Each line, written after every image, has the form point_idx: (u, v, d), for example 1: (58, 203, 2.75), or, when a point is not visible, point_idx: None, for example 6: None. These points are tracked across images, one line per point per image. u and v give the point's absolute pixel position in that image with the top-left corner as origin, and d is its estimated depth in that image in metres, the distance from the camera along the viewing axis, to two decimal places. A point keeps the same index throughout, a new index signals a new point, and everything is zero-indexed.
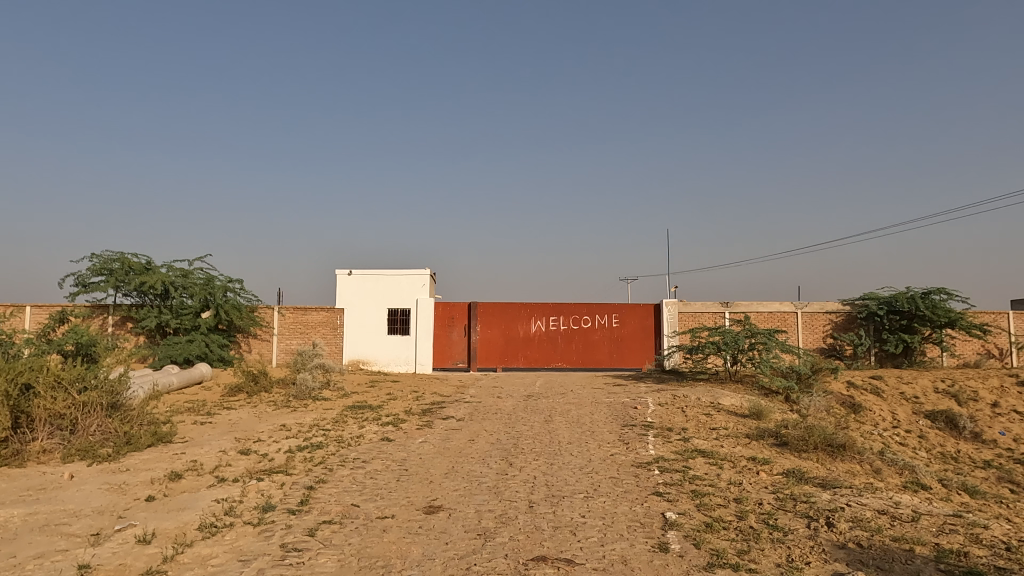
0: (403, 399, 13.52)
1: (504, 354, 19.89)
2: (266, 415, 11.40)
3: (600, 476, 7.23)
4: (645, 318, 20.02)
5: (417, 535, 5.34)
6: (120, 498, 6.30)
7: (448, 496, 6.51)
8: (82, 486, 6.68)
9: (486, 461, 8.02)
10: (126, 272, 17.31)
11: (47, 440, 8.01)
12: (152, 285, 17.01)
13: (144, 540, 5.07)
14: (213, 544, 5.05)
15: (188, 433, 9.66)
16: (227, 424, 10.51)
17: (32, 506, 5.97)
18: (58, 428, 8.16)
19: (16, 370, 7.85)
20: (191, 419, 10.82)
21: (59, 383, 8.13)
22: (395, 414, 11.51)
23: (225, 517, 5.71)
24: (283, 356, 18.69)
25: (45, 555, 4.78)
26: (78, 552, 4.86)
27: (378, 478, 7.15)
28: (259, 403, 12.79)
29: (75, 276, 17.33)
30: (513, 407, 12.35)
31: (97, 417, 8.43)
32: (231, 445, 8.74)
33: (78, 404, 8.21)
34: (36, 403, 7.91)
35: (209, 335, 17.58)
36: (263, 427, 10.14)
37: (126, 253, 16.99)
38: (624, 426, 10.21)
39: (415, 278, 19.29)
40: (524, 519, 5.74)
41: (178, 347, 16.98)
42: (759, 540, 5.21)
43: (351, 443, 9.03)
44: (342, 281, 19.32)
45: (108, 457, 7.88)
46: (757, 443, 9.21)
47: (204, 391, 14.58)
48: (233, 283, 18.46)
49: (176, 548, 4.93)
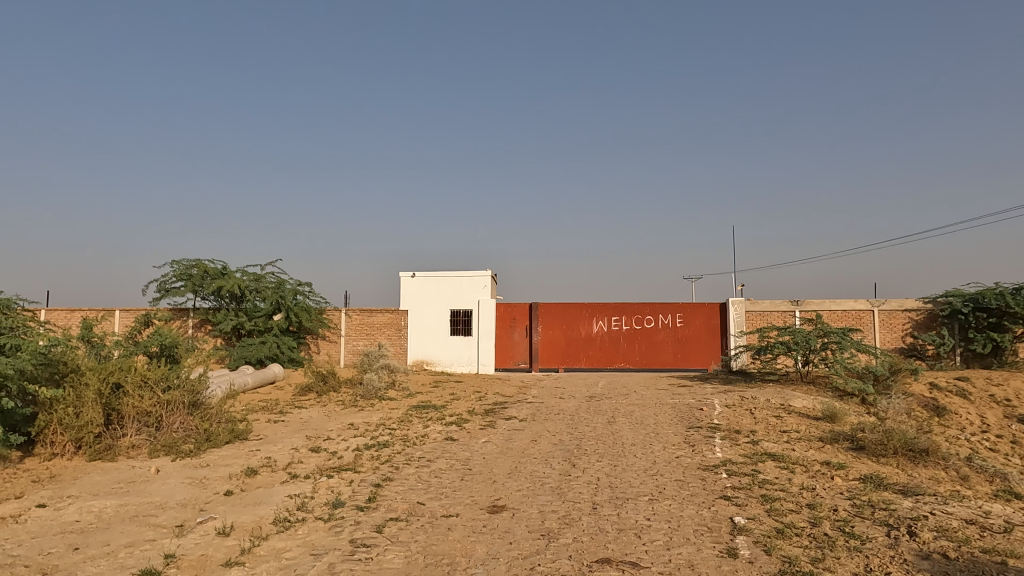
0: (466, 399, 13.70)
1: (566, 355, 19.84)
2: (335, 414, 11.77)
3: (664, 479, 7.10)
4: (710, 317, 19.58)
5: (481, 534, 5.39)
6: (200, 492, 6.64)
7: (511, 496, 6.54)
8: (167, 480, 7.07)
9: (549, 461, 8.02)
10: (203, 277, 18.22)
11: (136, 436, 8.51)
12: (228, 289, 17.86)
13: (224, 532, 5.32)
14: (287, 538, 5.25)
15: (262, 431, 10.09)
16: (299, 422, 10.91)
17: (123, 498, 6.36)
18: (145, 425, 8.66)
19: (108, 370, 8.42)
20: (266, 417, 11.30)
21: (146, 382, 8.69)
22: (459, 414, 11.67)
23: (297, 512, 5.93)
24: (350, 357, 19.23)
25: (135, 544, 5.08)
26: (164, 542, 5.14)
27: (443, 477, 7.27)
28: (328, 403, 13.23)
29: (158, 282, 18.36)
30: (576, 408, 12.30)
31: (179, 415, 8.92)
32: (303, 443, 9.08)
33: (163, 403, 8.73)
34: (125, 401, 8.44)
35: (281, 336, 18.31)
36: (332, 426, 10.47)
37: (204, 259, 17.88)
38: (689, 428, 10.01)
39: (477, 280, 19.52)
40: (587, 521, 5.71)
41: (252, 348, 17.72)
42: (834, 548, 5.00)
43: (416, 442, 9.20)
44: (406, 283, 19.72)
45: (190, 452, 8.31)
46: (831, 446, 8.85)
47: (277, 390, 15.15)
48: (302, 287, 19.16)
49: (253, 541, 5.15)
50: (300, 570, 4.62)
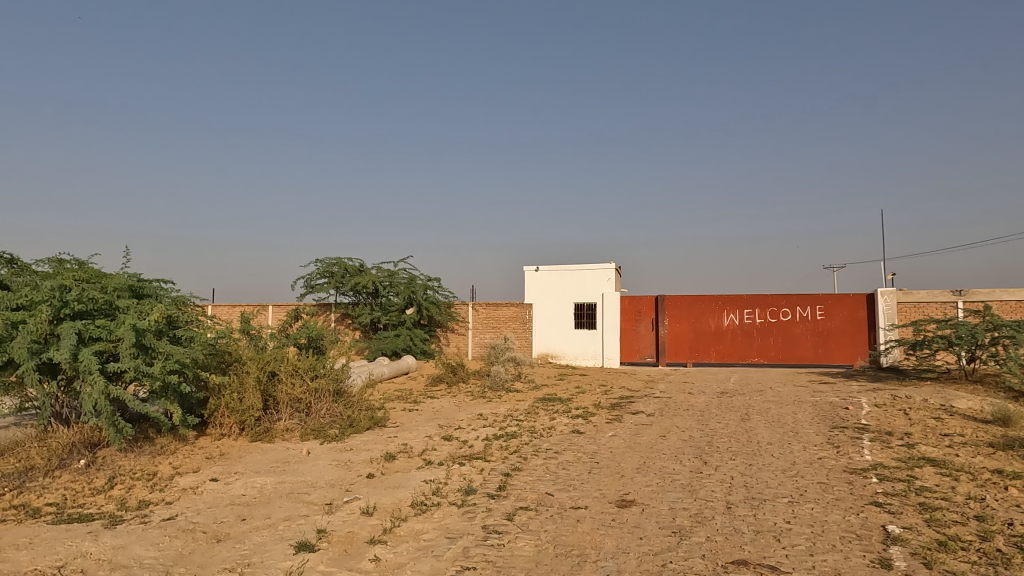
0: (591, 392, 13.66)
1: (695, 349, 19.21)
2: (465, 404, 12.19)
3: (806, 481, 6.68)
4: (855, 309, 18.14)
5: (610, 527, 5.37)
6: (346, 473, 7.15)
7: (640, 491, 6.45)
8: (317, 461, 7.69)
9: (679, 458, 7.82)
10: (344, 275, 19.55)
11: (289, 420, 9.31)
12: (365, 285, 19.03)
13: (368, 512, 5.70)
14: (424, 521, 5.52)
15: (399, 418, 10.67)
16: (431, 411, 11.42)
17: (280, 476, 6.99)
18: (297, 410, 9.44)
19: (265, 360, 9.27)
20: (401, 406, 11.93)
21: (297, 371, 9.48)
22: (585, 407, 11.67)
23: (433, 496, 6.23)
24: (477, 349, 19.81)
25: (292, 519, 5.57)
26: (316, 518, 5.60)
27: (570, 469, 7.31)
28: (458, 393, 13.72)
29: (305, 279, 19.92)
30: (706, 404, 11.89)
31: (326, 402, 9.64)
32: (436, 431, 9.49)
33: (311, 390, 9.48)
34: (280, 388, 9.27)
35: (413, 329, 19.24)
36: (463, 416, 10.85)
37: (344, 257, 19.18)
38: (834, 428, 9.34)
39: (601, 273, 19.39)
40: (721, 520, 5.51)
41: (388, 340, 18.77)
42: (1011, 567, 4.47)
43: (543, 433, 9.32)
44: (530, 277, 19.99)
45: (336, 437, 8.95)
46: (1005, 453, 7.90)
47: (410, 380, 15.95)
48: (432, 282, 20.02)
49: (393, 521, 5.47)
50: (436, 551, 4.85)
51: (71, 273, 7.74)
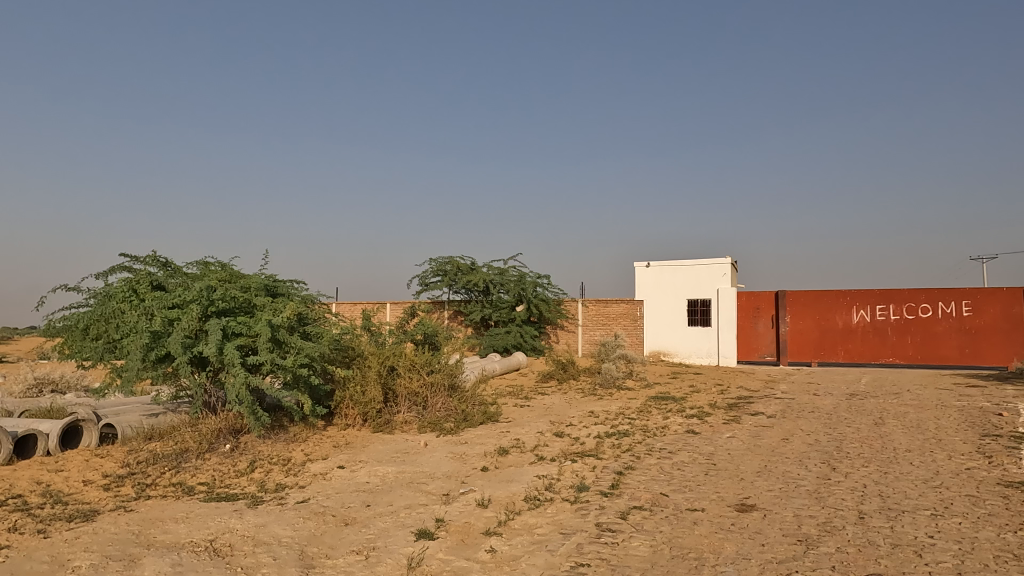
0: (706, 392, 13.21)
1: (820, 348, 18.05)
2: (576, 401, 12.19)
3: (952, 493, 6.10)
4: (1008, 305, 16.37)
5: (730, 532, 5.18)
6: (462, 466, 7.37)
7: (762, 496, 6.17)
8: (434, 453, 7.98)
9: (804, 462, 7.39)
10: (456, 272, 20.14)
11: (407, 413, 9.71)
12: (476, 283, 19.50)
13: (483, 504, 5.84)
14: (538, 515, 5.59)
15: (511, 414, 10.84)
16: (543, 408, 11.51)
17: (401, 466, 7.32)
18: (415, 403, 9.83)
19: (385, 354, 9.73)
20: (513, 402, 12.12)
21: (414, 366, 9.89)
22: (700, 407, 11.30)
23: (546, 492, 6.28)
24: (587, 346, 19.72)
25: (412, 507, 5.82)
26: (435, 507, 5.81)
27: (686, 470, 7.11)
28: (569, 390, 13.74)
29: (420, 277, 20.72)
30: (833, 407, 11.15)
31: (441, 396, 9.97)
32: (547, 428, 9.56)
33: (428, 385, 9.84)
34: (399, 382, 9.70)
35: (523, 326, 19.48)
36: (574, 413, 10.86)
37: (456, 256, 19.76)
38: (984, 436, 8.46)
39: (715, 267, 18.69)
40: (853, 531, 5.16)
41: (499, 337, 19.15)
42: None
43: (657, 433, 9.13)
44: (641, 273, 19.64)
45: (451, 430, 9.24)
46: None
47: (521, 377, 16.17)
48: (541, 279, 20.19)
49: (508, 515, 5.58)
50: (551, 546, 4.89)
51: (215, 273, 8.51)
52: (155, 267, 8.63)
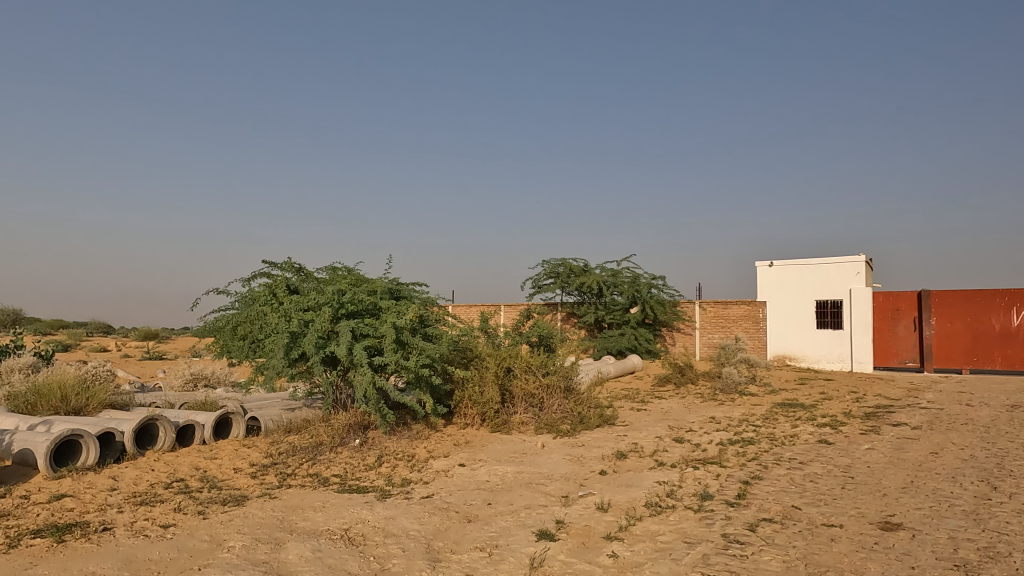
0: (839, 399, 12.32)
1: (972, 353, 16.34)
2: (695, 406, 11.78)
3: None
4: None
5: (873, 551, 4.79)
6: (579, 468, 7.34)
7: (909, 514, 5.65)
8: (552, 454, 8.01)
9: (959, 480, 6.70)
10: (569, 274, 20.14)
11: (524, 414, 9.82)
12: (589, 285, 19.41)
13: (603, 508, 5.78)
14: (660, 522, 5.45)
15: (627, 418, 10.66)
16: (660, 412, 11.23)
17: (519, 466, 7.41)
18: (531, 405, 9.92)
19: (502, 356, 9.90)
20: (629, 405, 11.92)
21: (530, 368, 9.98)
22: (832, 415, 10.56)
23: (668, 498, 6.11)
24: (706, 349, 19.02)
25: (532, 507, 5.87)
26: (555, 509, 5.83)
27: (819, 482, 6.67)
28: (687, 395, 13.31)
29: (533, 280, 20.92)
30: (992, 419, 10.02)
31: (557, 398, 9.99)
32: (666, 433, 9.31)
33: (543, 386, 9.89)
34: (516, 383, 9.82)
35: (638, 329, 19.15)
36: (694, 418, 10.50)
37: (569, 258, 19.79)
38: None
39: (847, 266, 17.42)
40: (1022, 559, 4.60)
41: (612, 339, 18.95)
42: None
43: (785, 442, 8.63)
44: (763, 273, 18.69)
45: (568, 432, 9.23)
46: None
47: (636, 380, 15.88)
48: (656, 281, 19.78)
49: (629, 520, 5.48)
50: (675, 554, 4.76)
51: (344, 278, 9.04)
52: (291, 272, 9.32)
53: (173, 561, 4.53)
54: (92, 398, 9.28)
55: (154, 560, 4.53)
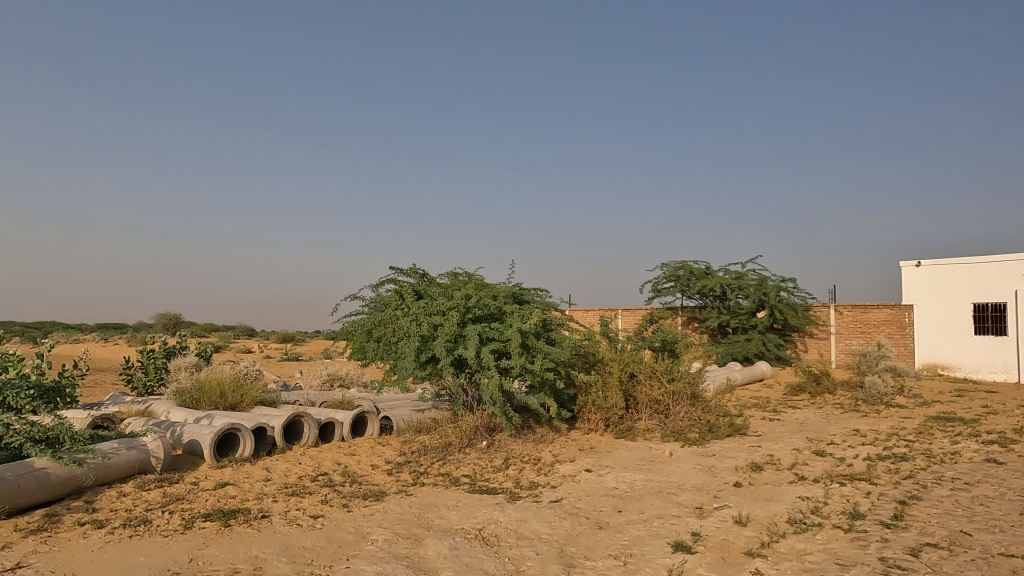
0: (1008, 414, 11.00)
1: None
2: (835, 418, 10.97)
3: None
4: None
5: None
6: (712, 479, 7.04)
7: None
8: (682, 463, 7.75)
9: None
10: (690, 277, 19.51)
11: (649, 420, 9.59)
12: (712, 288, 18.69)
13: (741, 522, 5.51)
14: (807, 541, 5.11)
15: (760, 428, 10.12)
16: (796, 423, 10.56)
17: (648, 474, 7.23)
18: (656, 411, 9.68)
19: (626, 361, 9.75)
20: (760, 415, 11.31)
21: (655, 373, 9.76)
22: (1001, 431, 9.44)
23: (813, 516, 5.71)
24: (843, 357, 17.70)
25: (665, 517, 5.70)
26: (689, 520, 5.62)
27: (991, 506, 5.97)
28: (825, 405, 12.43)
29: (652, 283, 20.46)
30: None
31: (684, 405, 9.67)
32: (804, 445, 8.74)
33: (669, 393, 9.61)
34: (640, 388, 9.62)
35: (766, 334, 18.20)
36: (835, 430, 9.78)
37: (690, 260, 19.18)
38: None
39: (1012, 265, 15.59)
40: None
41: (738, 345, 18.14)
42: None
43: (945, 459, 7.81)
44: (909, 274, 17.16)
45: (696, 441, 8.90)
46: None
47: (766, 388, 15.05)
48: (785, 283, 18.74)
49: (772, 536, 5.18)
50: None
51: (467, 283, 9.29)
52: (416, 278, 9.70)
53: (324, 550, 4.83)
54: (246, 395, 10.14)
55: (307, 548, 4.85)
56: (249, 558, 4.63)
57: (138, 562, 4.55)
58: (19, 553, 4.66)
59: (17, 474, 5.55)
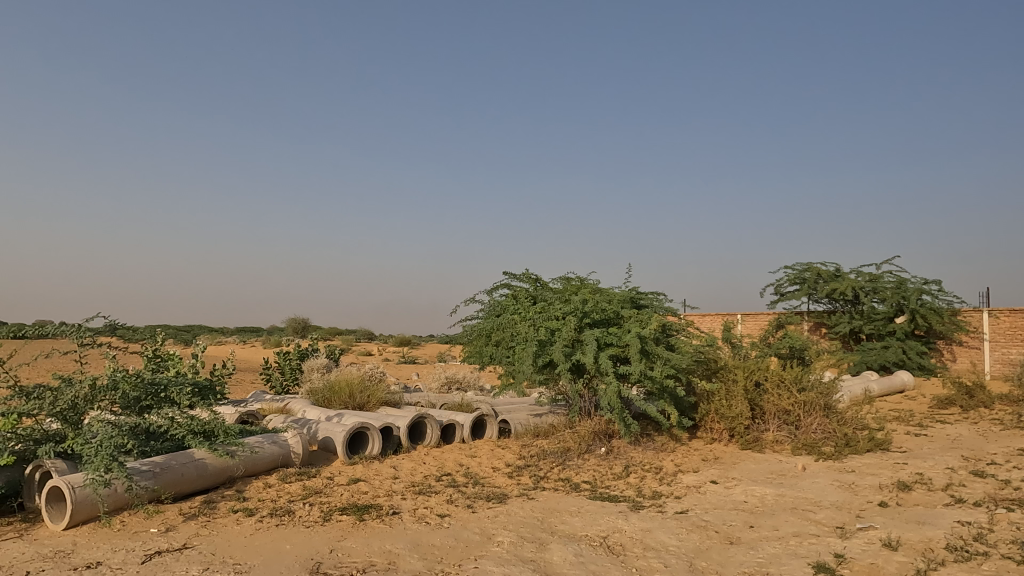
0: None
1: None
2: (994, 435, 9.85)
3: None
4: None
5: None
6: (853, 497, 6.53)
7: None
8: (817, 479, 7.25)
9: None
10: (818, 280, 18.34)
11: (777, 432, 9.08)
12: (842, 291, 17.45)
13: (891, 545, 5.06)
14: (972, 571, 4.60)
15: (904, 443, 9.28)
16: (947, 439, 9.59)
17: (780, 489, 6.83)
18: (785, 422, 9.14)
19: (751, 368, 9.30)
20: (904, 430, 10.37)
21: (783, 382, 9.23)
22: None
23: (977, 543, 5.14)
24: (999, 367, 15.90)
25: (802, 536, 5.35)
26: (830, 541, 5.24)
27: None
28: (980, 420, 11.20)
29: (775, 287, 19.42)
30: None
31: (817, 417, 9.05)
32: (960, 464, 7.90)
33: (800, 403, 9.04)
34: (767, 398, 9.13)
35: (906, 341, 16.74)
36: (995, 449, 8.78)
37: (817, 262, 18.04)
38: None
39: None
40: None
41: (873, 353, 16.78)
42: None
43: None
44: None
45: (832, 455, 8.30)
46: None
47: (908, 400, 13.81)
48: (928, 286, 17.16)
49: (928, 563, 4.72)
50: None
51: (583, 289, 9.24)
52: (530, 283, 9.78)
53: (452, 549, 4.95)
54: (372, 396, 10.66)
55: (436, 546, 4.99)
56: (384, 553, 4.83)
57: (285, 550, 4.88)
58: (185, 535, 5.14)
59: (181, 462, 6.14)
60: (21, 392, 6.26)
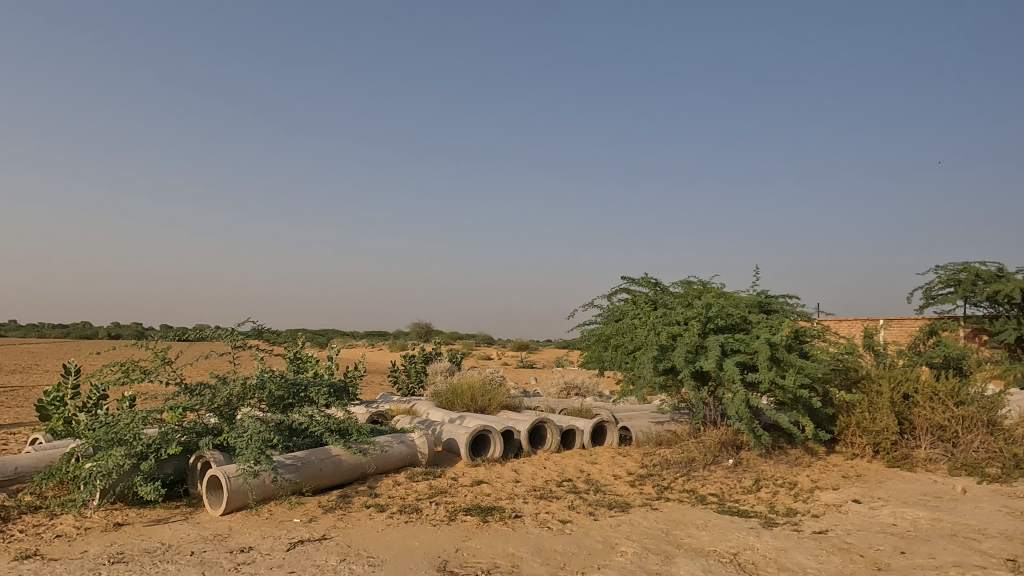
0: None
1: None
2: None
3: None
4: None
5: None
6: None
7: None
8: (981, 503, 6.49)
9: None
10: (976, 282, 16.51)
11: (931, 449, 8.23)
12: (1007, 293, 15.59)
13: None
14: None
15: None
16: None
17: (935, 512, 6.18)
18: (940, 439, 8.27)
19: (898, 379, 8.50)
20: None
21: (937, 395, 8.36)
22: None
23: None
24: None
25: (964, 566, 4.81)
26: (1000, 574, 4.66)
27: None
28: None
29: (925, 289, 17.71)
30: None
31: (979, 434, 8.11)
32: None
33: (958, 418, 8.14)
34: (918, 411, 8.30)
35: None
36: None
37: (975, 261, 16.26)
38: None
39: None
40: None
41: None
42: None
43: None
44: None
45: (998, 477, 7.39)
46: None
47: None
48: None
49: None
50: None
51: (706, 293, 8.89)
52: (650, 287, 9.55)
53: (575, 556, 4.92)
54: (493, 399, 10.89)
55: (559, 552, 4.99)
56: (507, 555, 4.89)
57: (414, 546, 5.08)
58: (324, 526, 5.49)
59: (319, 458, 6.57)
60: (185, 390, 6.98)
